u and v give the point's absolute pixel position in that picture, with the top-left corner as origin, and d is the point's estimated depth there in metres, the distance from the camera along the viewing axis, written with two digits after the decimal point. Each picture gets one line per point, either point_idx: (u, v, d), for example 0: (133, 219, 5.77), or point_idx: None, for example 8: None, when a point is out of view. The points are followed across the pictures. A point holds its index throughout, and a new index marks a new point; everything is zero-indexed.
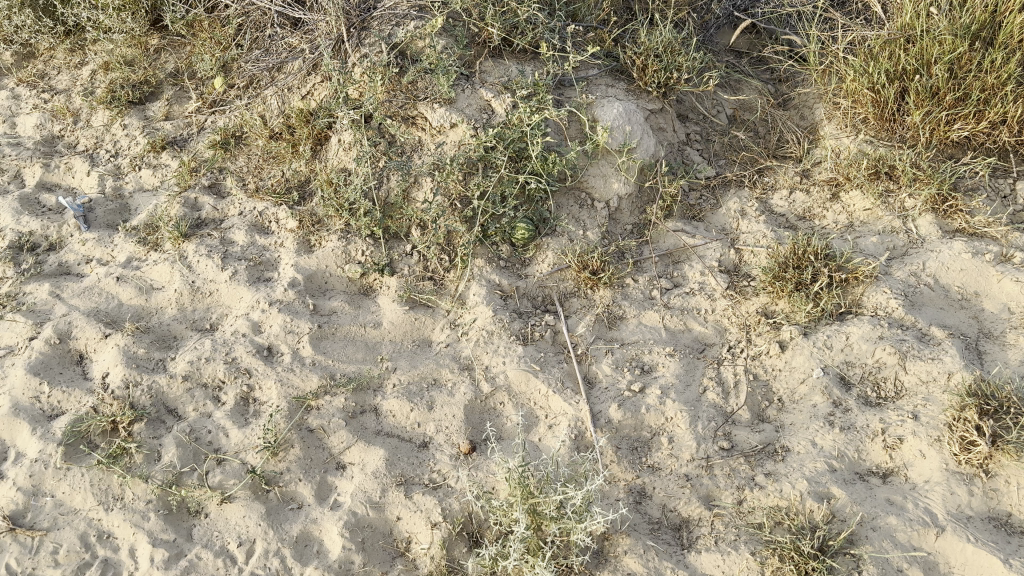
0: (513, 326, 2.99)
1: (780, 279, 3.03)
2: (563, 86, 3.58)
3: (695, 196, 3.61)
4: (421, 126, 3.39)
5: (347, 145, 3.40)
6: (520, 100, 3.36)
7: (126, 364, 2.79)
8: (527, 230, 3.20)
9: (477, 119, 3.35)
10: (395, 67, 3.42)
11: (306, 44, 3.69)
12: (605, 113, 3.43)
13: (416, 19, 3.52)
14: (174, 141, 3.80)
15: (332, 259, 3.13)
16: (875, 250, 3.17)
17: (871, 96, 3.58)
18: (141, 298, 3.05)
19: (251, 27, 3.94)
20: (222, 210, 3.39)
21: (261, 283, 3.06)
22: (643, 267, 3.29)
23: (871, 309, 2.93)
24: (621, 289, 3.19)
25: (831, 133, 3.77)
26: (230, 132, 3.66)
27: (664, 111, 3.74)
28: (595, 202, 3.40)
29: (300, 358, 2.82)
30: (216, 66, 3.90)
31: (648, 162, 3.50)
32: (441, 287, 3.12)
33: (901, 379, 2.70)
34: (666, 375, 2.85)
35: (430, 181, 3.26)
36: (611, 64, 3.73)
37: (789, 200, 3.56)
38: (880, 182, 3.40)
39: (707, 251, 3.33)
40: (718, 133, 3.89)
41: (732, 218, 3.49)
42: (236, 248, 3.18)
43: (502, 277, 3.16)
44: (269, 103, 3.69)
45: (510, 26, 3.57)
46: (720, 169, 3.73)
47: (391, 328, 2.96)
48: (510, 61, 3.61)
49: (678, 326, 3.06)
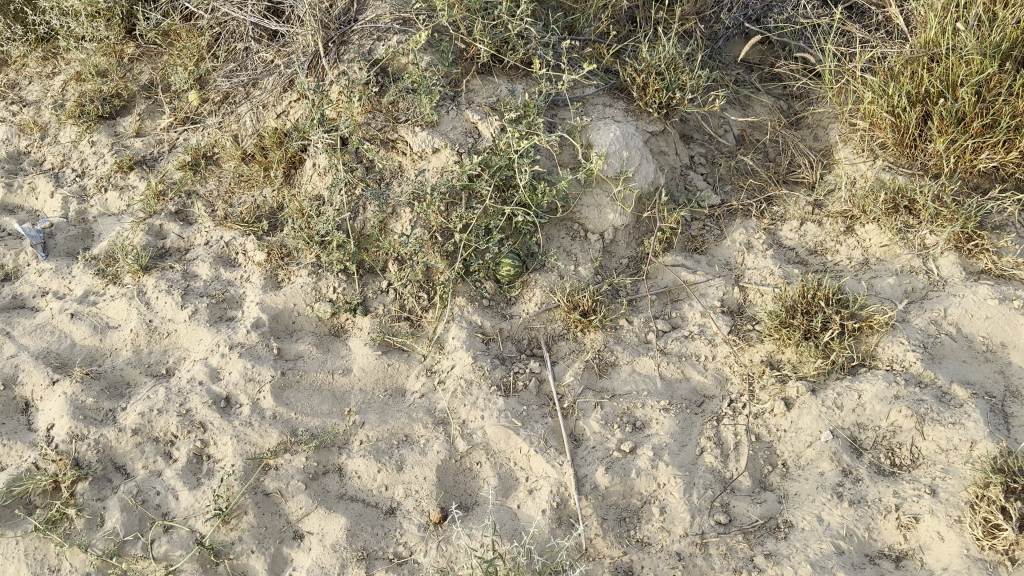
0: (494, 374, 2.75)
1: (787, 327, 2.78)
2: (556, 107, 3.33)
3: (698, 226, 3.34)
4: (401, 150, 3.15)
5: (322, 170, 3.16)
6: (509, 123, 3.12)
7: (72, 415, 2.58)
8: (513, 267, 2.95)
9: (462, 144, 3.10)
10: (375, 85, 3.18)
11: (283, 58, 3.45)
12: (600, 137, 3.18)
13: (399, 33, 3.28)
14: (143, 160, 3.57)
15: (301, 296, 2.90)
16: (892, 292, 2.91)
17: (890, 119, 3.30)
18: (95, 338, 2.84)
19: (228, 37, 3.70)
20: (187, 239, 3.17)
21: (223, 323, 2.84)
22: (639, 307, 3.04)
23: (887, 361, 2.67)
24: (614, 332, 2.93)
25: (847, 157, 3.50)
26: (200, 152, 3.44)
27: (665, 133, 3.49)
28: (588, 234, 3.15)
29: (261, 411, 2.59)
30: (190, 79, 3.67)
31: (647, 190, 3.24)
32: (418, 328, 2.89)
33: (917, 446, 2.45)
34: (660, 434, 2.59)
35: (409, 212, 3.02)
36: (611, 81, 3.48)
37: (800, 231, 3.29)
38: (899, 216, 3.13)
39: (708, 288, 3.08)
40: (725, 155, 3.63)
41: (737, 250, 3.23)
42: (198, 283, 2.96)
43: (484, 318, 2.92)
44: (242, 120, 3.46)
45: (500, 40, 3.32)
46: (725, 196, 3.47)
47: (361, 376, 2.73)
48: (500, 78, 3.36)
49: (675, 375, 2.80)
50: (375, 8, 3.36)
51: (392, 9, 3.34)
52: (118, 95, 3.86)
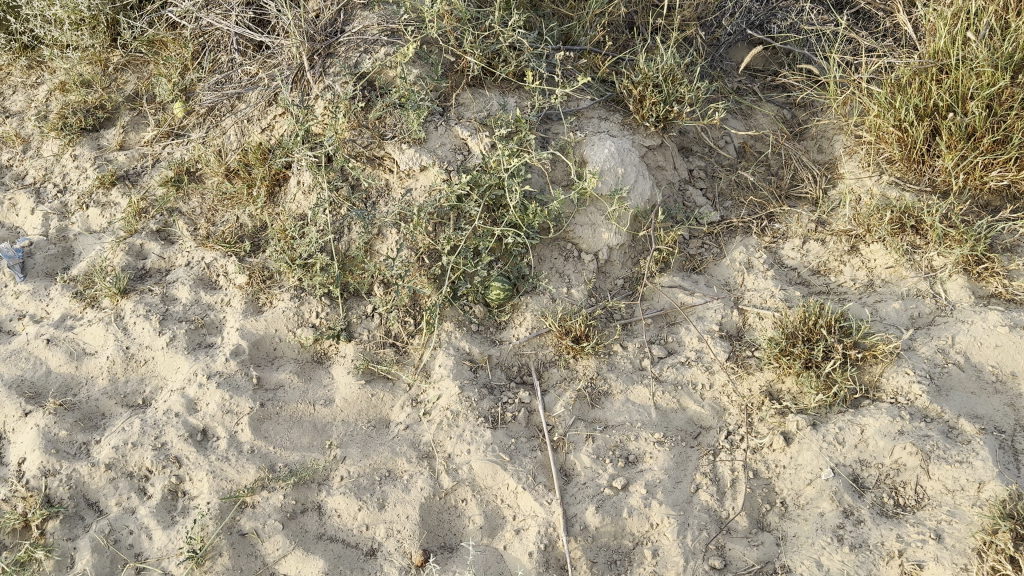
0: (482, 405, 2.64)
1: (787, 355, 2.66)
2: (549, 121, 3.21)
3: (696, 244, 3.23)
4: (388, 167, 3.04)
5: (307, 188, 3.07)
6: (499, 140, 3.01)
7: (44, 448, 2.50)
8: (503, 291, 2.85)
9: (450, 161, 3.00)
10: (361, 100, 3.08)
11: (269, 71, 3.35)
12: (595, 154, 3.07)
13: (386, 45, 3.16)
14: (125, 175, 3.48)
15: (283, 322, 2.80)
16: (897, 318, 2.79)
17: (897, 134, 3.18)
18: (70, 366, 2.76)
19: (213, 46, 3.59)
20: (168, 259, 3.08)
21: (202, 350, 2.75)
22: (634, 331, 2.92)
23: (891, 393, 2.56)
24: (608, 358, 2.81)
25: (852, 171, 3.38)
26: (184, 167, 3.35)
27: (663, 146, 3.36)
28: (582, 254, 3.05)
29: (238, 445, 2.50)
30: (175, 91, 3.57)
31: (643, 208, 3.13)
32: (404, 354, 2.78)
33: (922, 485, 2.34)
34: (654, 470, 2.48)
35: (395, 233, 2.92)
36: (606, 93, 3.38)
37: (802, 250, 3.17)
38: (905, 236, 3.01)
39: (706, 311, 2.95)
40: (725, 169, 3.51)
41: (737, 270, 3.11)
42: (178, 307, 2.87)
43: (472, 343, 2.81)
44: (227, 135, 3.37)
45: (491, 52, 3.21)
46: (725, 213, 3.36)
47: (344, 406, 2.63)
48: (491, 91, 3.25)
49: (671, 405, 2.68)
50: (362, 19, 3.25)
51: (380, 20, 3.23)
52: (103, 106, 3.75)
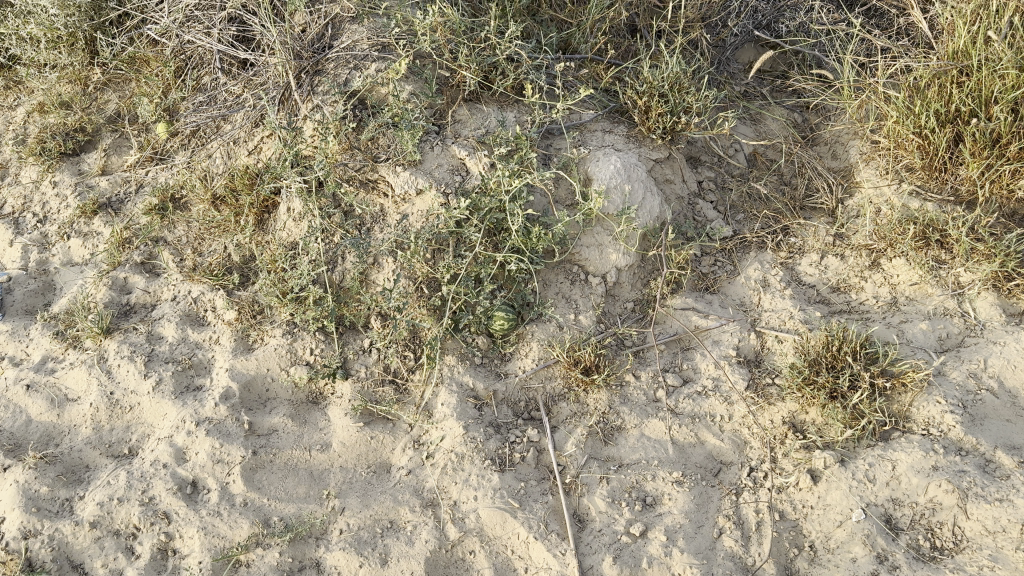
0: (488, 445, 2.48)
1: (811, 385, 2.52)
2: (550, 136, 3.07)
3: (709, 261, 3.07)
4: (383, 192, 2.88)
5: (297, 215, 2.91)
6: (499, 159, 2.85)
7: (24, 507, 2.35)
8: (507, 320, 2.69)
9: (448, 183, 2.84)
10: (352, 120, 2.92)
11: (255, 90, 3.18)
12: (600, 171, 2.92)
13: (378, 61, 3.01)
14: (108, 203, 3.32)
15: (275, 360, 2.65)
16: (925, 340, 2.64)
17: (917, 141, 3.03)
18: (52, 414, 2.61)
19: (197, 64, 3.41)
20: (154, 293, 2.93)
21: (190, 394, 2.60)
22: (647, 358, 2.76)
23: (922, 423, 2.41)
24: (620, 390, 2.65)
25: (870, 179, 3.22)
26: (168, 194, 3.19)
27: (670, 159, 3.20)
28: (589, 277, 2.89)
29: (230, 498, 2.36)
30: (157, 112, 3.39)
31: (652, 226, 2.97)
32: (404, 392, 2.63)
33: (960, 526, 2.19)
34: (673, 513, 2.33)
35: (391, 262, 2.76)
36: (609, 104, 3.21)
37: (820, 266, 3.02)
38: (930, 250, 2.85)
39: (722, 335, 2.79)
40: (736, 179, 3.36)
41: (752, 289, 2.96)
42: (164, 347, 2.72)
43: (476, 378, 2.65)
44: (212, 158, 3.21)
45: (488, 65, 3.05)
46: (738, 226, 3.20)
47: (341, 451, 2.48)
48: (489, 106, 3.08)
49: (688, 439, 2.53)
50: (351, 33, 3.09)
51: (370, 34, 3.06)
52: (83, 129, 3.59)
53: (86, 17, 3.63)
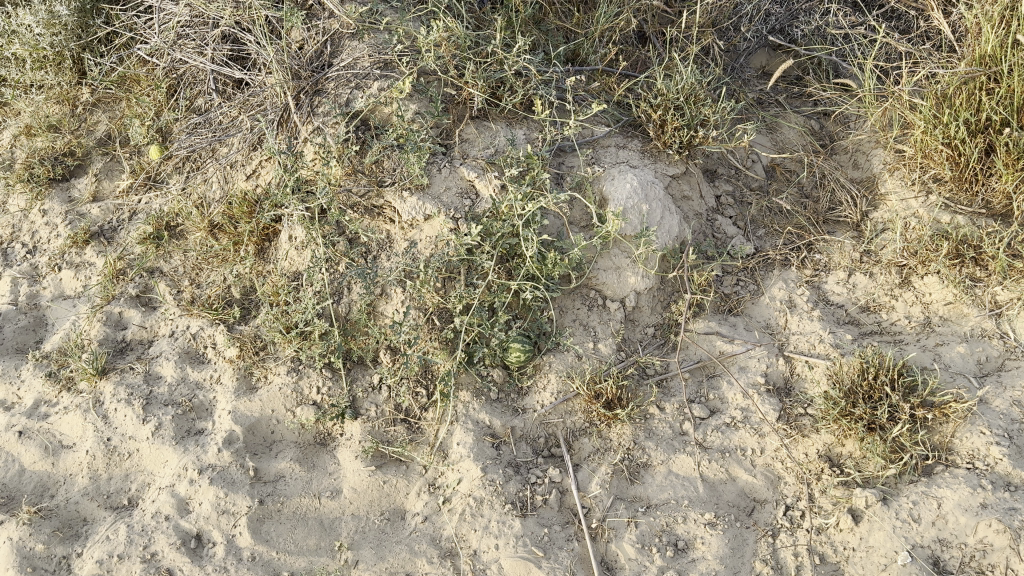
0: (508, 488, 2.34)
1: (848, 417, 2.40)
2: (563, 153, 2.93)
3: (731, 281, 2.94)
4: (389, 218, 2.75)
5: (300, 243, 2.77)
6: (510, 181, 2.72)
7: (18, 567, 2.22)
8: (524, 352, 2.55)
9: (457, 208, 2.70)
10: (356, 143, 2.79)
11: (251, 112, 3.04)
12: (616, 190, 2.79)
13: (380, 79, 2.88)
14: (100, 232, 3.18)
15: (280, 401, 2.51)
16: (963, 364, 2.51)
17: (947, 152, 2.90)
18: (46, 463, 2.48)
19: (190, 84, 3.26)
20: (151, 329, 2.79)
21: (192, 439, 2.46)
22: (671, 388, 2.62)
23: (967, 456, 2.29)
24: (645, 424, 2.52)
25: (896, 191, 3.09)
26: (163, 221, 3.05)
27: (688, 174, 3.06)
28: (607, 302, 2.75)
29: (237, 552, 2.22)
30: (149, 133, 3.27)
31: (672, 246, 2.83)
32: (416, 431, 2.49)
33: (1014, 569, 2.06)
34: (708, 559, 2.21)
35: (400, 292, 2.63)
36: (622, 118, 3.09)
37: (848, 284, 2.89)
38: (964, 268, 2.73)
39: (749, 361, 2.66)
40: (755, 192, 3.23)
41: (778, 310, 2.83)
42: (162, 388, 2.58)
43: (493, 415, 2.51)
44: (209, 183, 3.07)
45: (495, 81, 2.92)
46: (759, 243, 3.07)
47: (353, 498, 2.34)
48: (497, 123, 2.95)
49: (718, 476, 2.41)
50: (352, 50, 2.95)
51: (371, 50, 2.93)
52: (72, 153, 3.44)
53: (72, 35, 3.50)
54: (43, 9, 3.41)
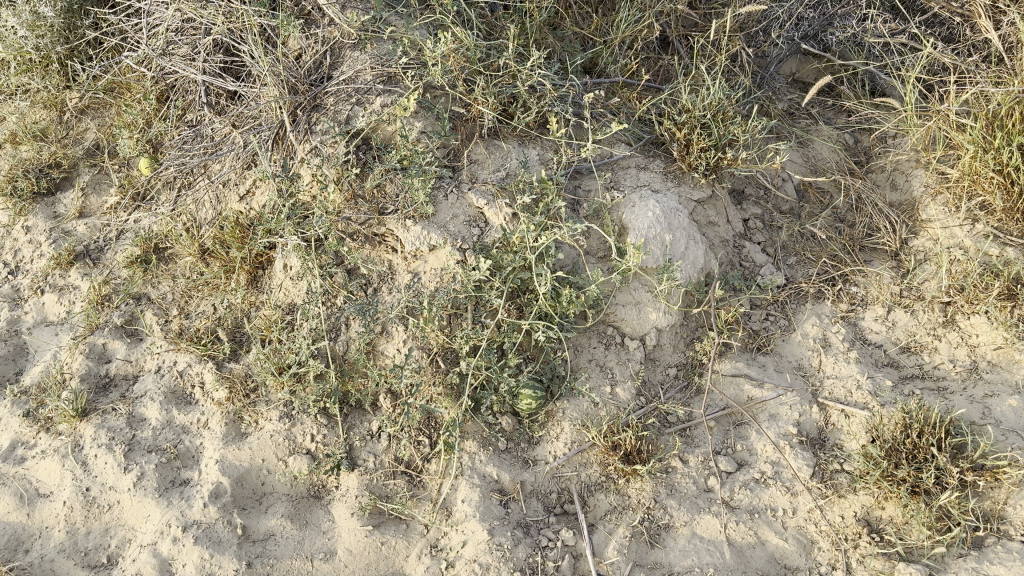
0: (517, 553, 2.14)
1: (890, 479, 2.20)
2: (579, 176, 2.72)
3: (760, 316, 2.73)
4: (391, 246, 2.54)
5: (295, 273, 2.57)
6: (523, 209, 2.51)
7: None
8: (535, 399, 2.34)
9: (464, 237, 2.49)
10: (355, 165, 2.58)
11: (244, 129, 2.83)
12: (637, 219, 2.57)
13: (383, 95, 2.67)
14: (86, 252, 2.99)
15: (271, 449, 2.33)
16: (1016, 420, 2.30)
17: (998, 179, 2.67)
18: (21, 513, 2.31)
19: (180, 93, 3.04)
20: (136, 363, 2.61)
21: (176, 490, 2.28)
22: (695, 438, 2.42)
23: (1021, 527, 2.10)
24: (666, 479, 2.33)
25: (939, 217, 2.87)
26: (151, 243, 2.86)
27: (714, 197, 2.84)
28: (626, 340, 2.54)
29: None
30: (138, 145, 3.04)
31: (697, 279, 2.62)
32: (417, 485, 2.29)
33: None
34: None
35: (402, 331, 2.43)
36: (645, 136, 2.87)
37: (888, 321, 2.69)
38: (1016, 309, 2.52)
39: (780, 409, 2.47)
40: (785, 215, 3.01)
41: (811, 350, 2.63)
42: (146, 432, 2.40)
43: (501, 467, 2.31)
44: (200, 203, 2.87)
45: (507, 96, 2.71)
46: (790, 271, 2.86)
47: (348, 561, 2.15)
48: (509, 142, 2.74)
49: (747, 540, 2.21)
50: (352, 62, 2.74)
51: (372, 63, 2.72)
52: (58, 164, 3.24)
53: (59, 38, 3.29)
54: (28, 10, 3.21)
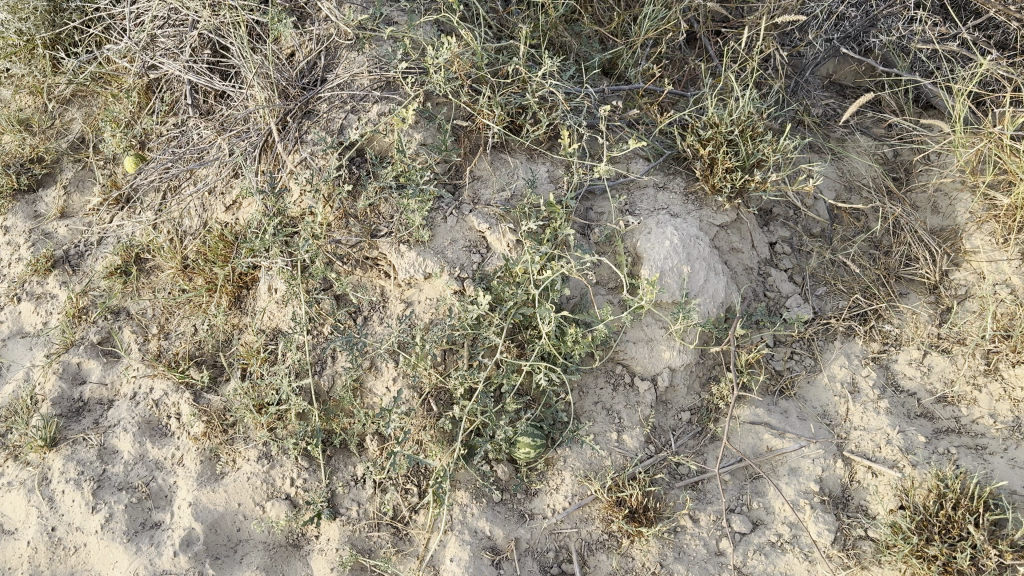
0: None
1: (919, 557, 2.02)
2: (592, 196, 2.51)
3: (784, 354, 2.52)
4: (385, 272, 2.34)
5: (280, 297, 2.38)
6: (529, 235, 2.29)
7: None
8: (534, 449, 2.16)
9: (463, 265, 2.28)
10: (348, 181, 2.37)
11: (228, 134, 2.64)
12: (652, 248, 2.35)
13: (381, 102, 2.44)
14: (66, 257, 2.81)
15: (248, 493, 2.16)
16: None
17: None
18: None
19: (165, 88, 2.88)
20: (111, 386, 2.45)
21: (146, 535, 2.12)
22: (707, 494, 2.24)
23: None
24: (674, 541, 2.14)
25: (984, 249, 2.63)
26: (133, 252, 2.68)
27: (738, 222, 2.62)
28: (636, 381, 2.34)
29: None
30: (122, 143, 2.86)
31: (716, 315, 2.40)
32: (403, 539, 2.12)
33: None
34: None
35: (392, 368, 2.24)
36: (666, 151, 2.63)
37: (923, 367, 2.49)
38: None
39: (801, 462, 2.28)
40: (816, 239, 2.78)
41: (837, 395, 2.43)
42: (117, 468, 2.24)
43: (494, 522, 2.13)
44: (184, 211, 2.67)
45: (515, 107, 2.48)
46: (819, 303, 2.64)
47: None
48: (516, 156, 2.51)
49: None
50: (349, 64, 2.52)
51: (370, 65, 2.49)
52: (41, 159, 3.05)
53: (43, 22, 3.06)
54: None
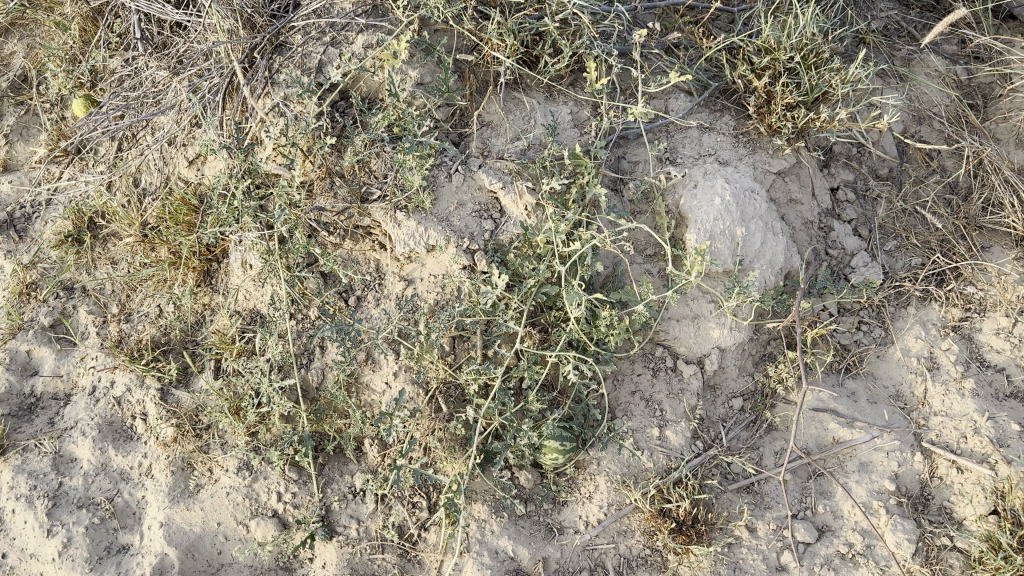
0: None
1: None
2: (625, 142, 2.10)
3: (850, 324, 2.16)
4: (380, 243, 1.96)
5: (256, 274, 2.03)
6: (551, 196, 1.89)
7: None
8: (562, 454, 1.83)
9: (473, 234, 1.89)
10: (332, 134, 1.96)
11: (187, 75, 2.22)
12: (700, 207, 1.95)
13: (367, 32, 2.00)
14: (11, 221, 2.38)
15: (229, 511, 1.85)
16: None
17: None
18: None
19: (112, 16, 2.43)
20: (68, 379, 2.10)
21: (112, 561, 1.82)
22: (765, 498, 1.93)
23: None
24: (728, 557, 1.83)
25: None
26: (86, 215, 2.27)
27: (797, 167, 2.21)
28: (680, 365, 1.99)
29: None
30: (68, 83, 2.45)
31: (775, 284, 2.02)
32: (412, 561, 1.82)
33: None
34: None
35: (391, 360, 1.88)
36: (712, 84, 2.19)
37: (1013, 337, 2.11)
38: None
39: (873, 457, 1.95)
40: (884, 183, 2.37)
41: (913, 374, 2.08)
42: (76, 481, 1.92)
43: (518, 540, 1.82)
44: (141, 169, 2.25)
45: (531, 34, 2.03)
46: (888, 261, 2.26)
47: None
48: (533, 95, 2.09)
49: None
50: None
51: None
52: None
53: None
54: None
